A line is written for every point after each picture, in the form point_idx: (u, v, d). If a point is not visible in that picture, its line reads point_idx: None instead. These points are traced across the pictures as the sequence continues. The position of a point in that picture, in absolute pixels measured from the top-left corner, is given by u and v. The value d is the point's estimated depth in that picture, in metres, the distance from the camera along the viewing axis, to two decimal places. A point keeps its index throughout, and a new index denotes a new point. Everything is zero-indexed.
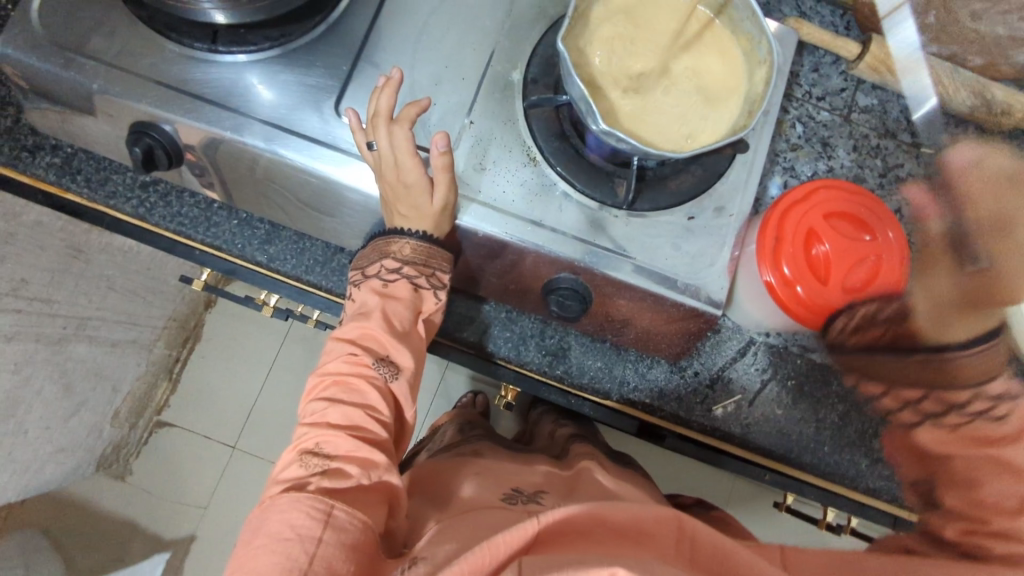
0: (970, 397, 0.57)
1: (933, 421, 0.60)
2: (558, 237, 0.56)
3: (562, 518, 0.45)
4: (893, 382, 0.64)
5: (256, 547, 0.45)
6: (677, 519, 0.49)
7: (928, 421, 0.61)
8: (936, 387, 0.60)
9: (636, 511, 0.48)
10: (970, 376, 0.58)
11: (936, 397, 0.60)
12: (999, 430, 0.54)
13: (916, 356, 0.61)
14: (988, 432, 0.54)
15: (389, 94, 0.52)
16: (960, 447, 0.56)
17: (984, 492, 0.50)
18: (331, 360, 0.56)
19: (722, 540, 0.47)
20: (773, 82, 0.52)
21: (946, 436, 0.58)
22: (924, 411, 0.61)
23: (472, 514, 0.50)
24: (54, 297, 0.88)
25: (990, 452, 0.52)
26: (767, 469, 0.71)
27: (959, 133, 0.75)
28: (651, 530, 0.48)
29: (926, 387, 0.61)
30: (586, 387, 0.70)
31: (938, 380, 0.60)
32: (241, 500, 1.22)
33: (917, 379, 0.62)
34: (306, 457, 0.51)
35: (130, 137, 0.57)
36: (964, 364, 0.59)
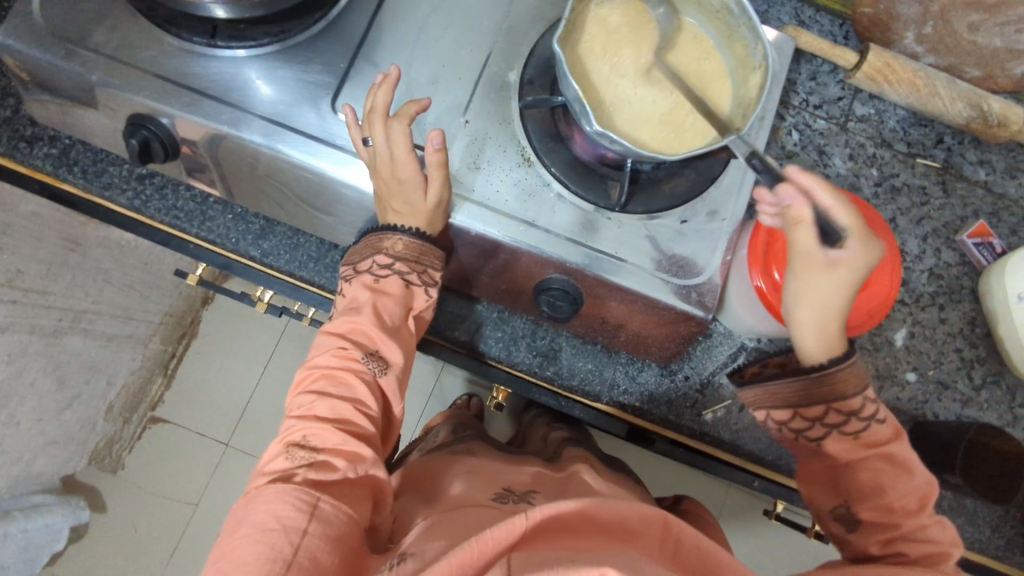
0: (854, 408, 0.54)
1: (840, 431, 0.55)
2: (550, 237, 0.56)
3: (551, 514, 0.45)
4: (790, 402, 0.56)
5: (240, 537, 0.45)
6: (663, 518, 0.49)
7: (834, 433, 0.55)
8: (832, 403, 0.54)
9: (622, 509, 0.48)
10: (848, 388, 0.54)
11: (836, 409, 0.55)
12: (878, 433, 0.56)
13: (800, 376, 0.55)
14: (874, 433, 0.56)
15: (386, 91, 0.53)
16: (858, 454, 0.55)
17: (892, 498, 0.54)
18: (320, 354, 0.56)
19: (704, 540, 0.47)
20: (767, 87, 0.52)
21: (858, 448, 0.55)
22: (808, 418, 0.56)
23: (459, 512, 0.51)
24: (50, 288, 0.89)
25: (887, 451, 0.55)
26: (756, 476, 0.71)
27: (955, 144, 0.75)
28: (638, 530, 0.47)
29: (824, 404, 0.55)
30: (577, 389, 0.70)
31: (819, 400, 0.55)
32: (231, 497, 1.22)
33: (811, 399, 0.55)
34: (293, 450, 0.51)
35: (127, 129, 0.58)
36: (842, 379, 0.54)
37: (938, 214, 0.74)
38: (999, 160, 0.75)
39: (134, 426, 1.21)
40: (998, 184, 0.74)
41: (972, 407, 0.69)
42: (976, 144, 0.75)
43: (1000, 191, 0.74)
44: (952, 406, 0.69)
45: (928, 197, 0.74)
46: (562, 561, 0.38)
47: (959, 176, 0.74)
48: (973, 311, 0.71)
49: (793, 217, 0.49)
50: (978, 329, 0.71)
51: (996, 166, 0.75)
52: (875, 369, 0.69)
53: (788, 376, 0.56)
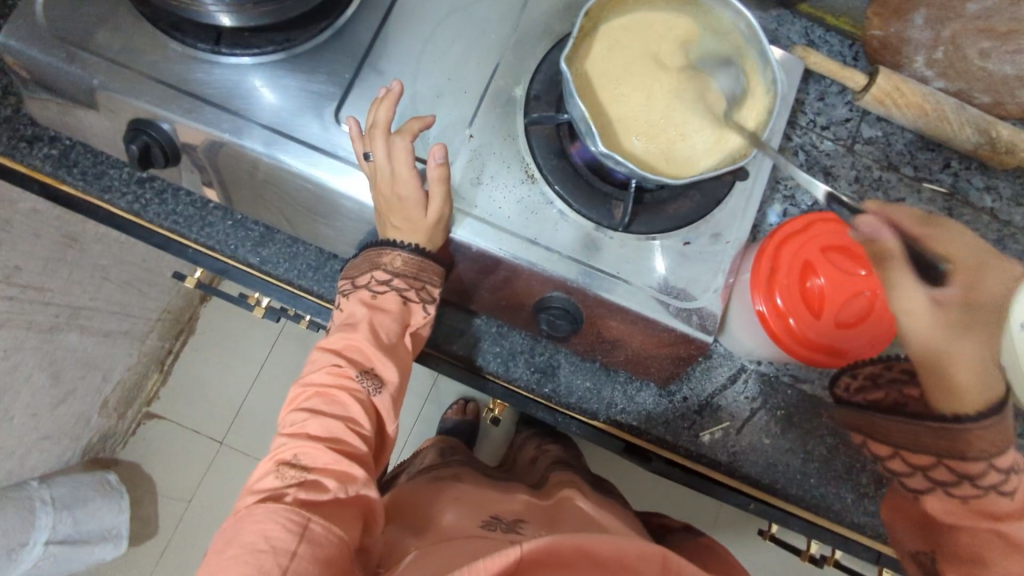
0: (984, 467, 0.50)
1: (946, 490, 0.53)
2: (553, 256, 0.56)
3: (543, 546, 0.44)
4: (899, 445, 0.59)
5: (227, 558, 0.44)
6: (662, 556, 0.47)
7: (938, 489, 0.54)
8: (944, 456, 0.53)
9: (620, 545, 0.46)
10: (978, 449, 0.51)
11: (947, 466, 0.53)
12: (1004, 504, 0.49)
13: (931, 423, 0.54)
14: (997, 506, 0.49)
15: (388, 107, 0.52)
16: (959, 518, 0.52)
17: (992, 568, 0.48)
18: (315, 370, 0.55)
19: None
20: (776, 110, 0.53)
21: (962, 512, 0.51)
22: (913, 463, 0.57)
23: (448, 544, 0.50)
24: (47, 284, 0.88)
25: (1002, 530, 0.48)
26: (752, 498, 0.69)
27: (962, 169, 0.75)
28: (634, 567, 0.46)
29: (936, 455, 0.54)
30: (574, 407, 0.69)
31: (948, 450, 0.53)
32: (224, 495, 1.22)
33: (919, 446, 0.56)
34: (283, 468, 0.50)
35: (128, 133, 0.57)
36: (977, 435, 0.51)
37: None
38: (1006, 187, 0.74)
39: (129, 421, 1.19)
40: (1004, 212, 0.74)
41: None
42: (982, 169, 0.75)
43: (1006, 219, 0.74)
44: None
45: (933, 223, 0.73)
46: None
47: (965, 202, 0.74)
48: None
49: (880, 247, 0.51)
50: None
51: (1003, 192, 0.74)
52: None
53: (919, 420, 0.56)
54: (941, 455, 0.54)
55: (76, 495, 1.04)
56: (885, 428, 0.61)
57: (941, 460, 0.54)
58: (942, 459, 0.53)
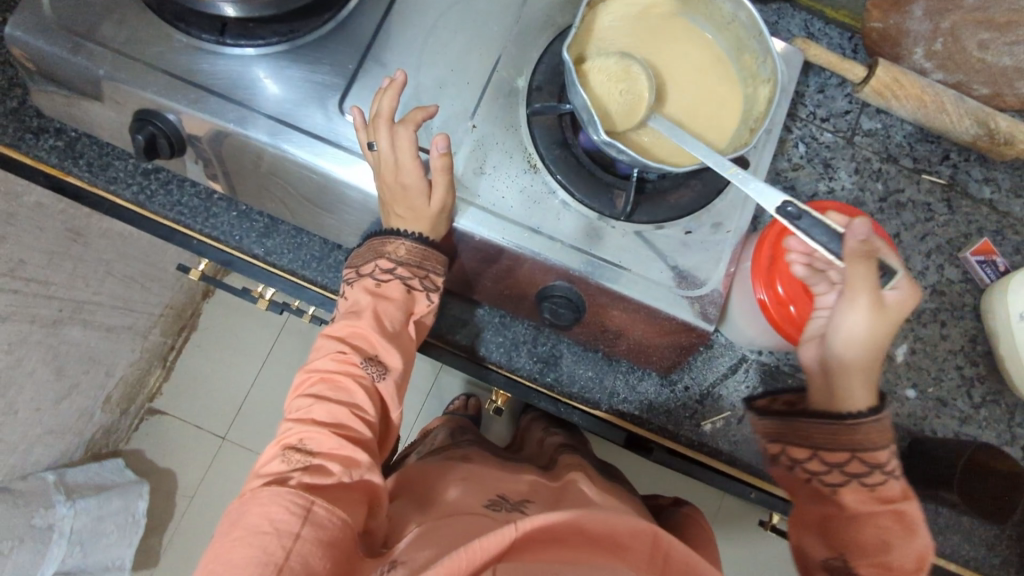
0: (888, 456, 0.55)
1: (859, 483, 0.55)
2: (555, 244, 0.56)
3: (539, 526, 0.44)
4: (815, 445, 0.57)
5: (232, 540, 0.45)
6: (654, 534, 0.47)
7: (853, 482, 0.55)
8: (857, 451, 0.55)
9: (613, 520, 0.47)
10: (873, 440, 0.55)
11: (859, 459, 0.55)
12: (893, 488, 0.55)
13: (846, 419, 0.55)
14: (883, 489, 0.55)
15: (391, 96, 0.53)
16: (871, 506, 0.54)
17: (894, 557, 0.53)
18: (320, 357, 0.56)
19: (693, 557, 0.47)
20: (775, 100, 0.52)
21: (872, 501, 0.55)
22: (828, 461, 0.56)
23: (451, 522, 0.50)
24: (51, 278, 0.88)
25: (898, 510, 0.54)
26: (753, 487, 0.71)
27: (961, 161, 0.75)
28: (625, 544, 0.47)
29: (850, 451, 0.55)
30: (576, 397, 0.70)
31: (850, 444, 0.55)
32: (226, 491, 1.23)
33: (836, 444, 0.56)
34: (289, 452, 0.51)
35: (134, 124, 0.58)
36: (873, 428, 0.54)
37: (942, 231, 0.73)
38: (1005, 178, 0.75)
39: (131, 417, 1.21)
40: (1003, 203, 0.74)
41: (970, 424, 0.69)
42: (981, 161, 0.75)
43: (1004, 210, 0.74)
44: (950, 423, 0.69)
45: (933, 214, 0.74)
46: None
47: (964, 193, 0.74)
48: (975, 329, 0.71)
49: (860, 250, 0.49)
50: (979, 346, 0.71)
51: (1001, 184, 0.75)
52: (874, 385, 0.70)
53: (820, 417, 0.57)
54: (853, 450, 0.55)
55: (94, 528, 1.05)
56: (801, 430, 0.58)
57: (854, 455, 0.55)
58: (857, 453, 0.55)
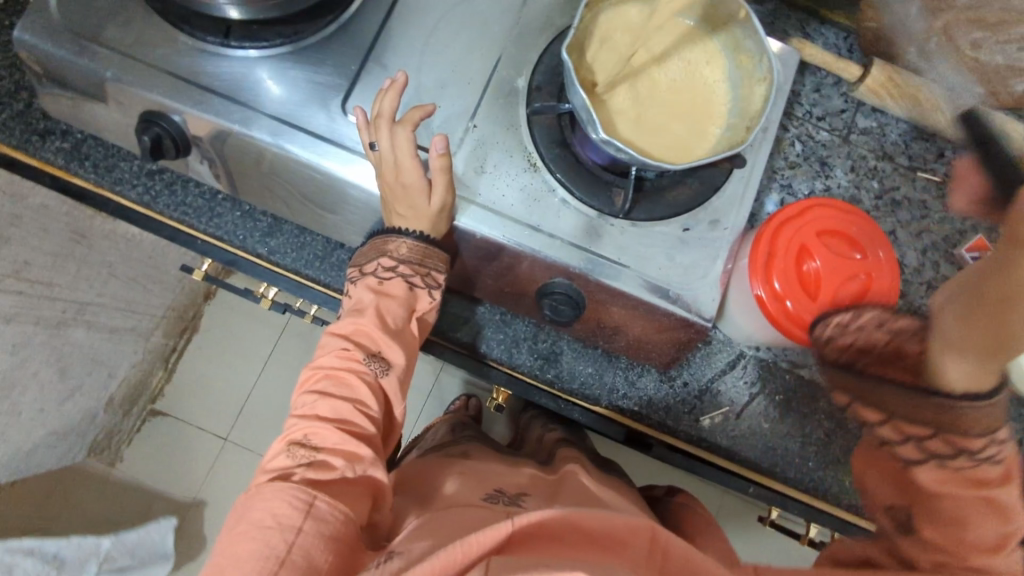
0: (984, 444, 0.52)
1: (938, 462, 0.53)
2: (555, 242, 0.57)
3: (532, 520, 0.45)
4: (891, 411, 0.57)
5: (238, 534, 0.46)
6: (652, 532, 0.49)
7: (930, 460, 0.54)
8: (943, 430, 0.53)
9: (611, 519, 0.48)
10: (970, 428, 0.52)
11: (944, 438, 0.53)
12: (989, 472, 0.52)
13: (931, 398, 0.53)
14: (975, 473, 0.52)
15: (392, 97, 0.53)
16: (952, 488, 0.53)
17: (969, 532, 0.51)
18: (324, 354, 0.57)
19: (692, 553, 0.48)
20: (770, 97, 0.53)
21: (954, 481, 0.53)
22: (906, 431, 0.56)
23: (449, 514, 0.51)
24: (56, 280, 0.89)
25: (987, 496, 0.52)
26: (752, 483, 0.71)
27: (956, 159, 0.76)
28: (626, 540, 0.48)
29: (936, 431, 0.53)
30: (576, 393, 0.71)
31: (933, 422, 0.54)
32: (229, 492, 1.23)
33: (916, 417, 0.55)
34: (293, 447, 0.52)
35: (139, 125, 0.59)
36: (970, 415, 0.51)
37: (937, 228, 0.74)
38: None
39: (134, 419, 1.21)
40: None
41: None
42: None
43: None
44: None
45: (928, 211, 0.75)
46: (545, 566, 0.39)
47: None
48: None
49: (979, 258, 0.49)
50: None
51: None
52: None
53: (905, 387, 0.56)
54: (940, 429, 0.53)
55: None
56: (880, 397, 0.58)
57: (939, 433, 0.53)
58: (941, 432, 0.53)
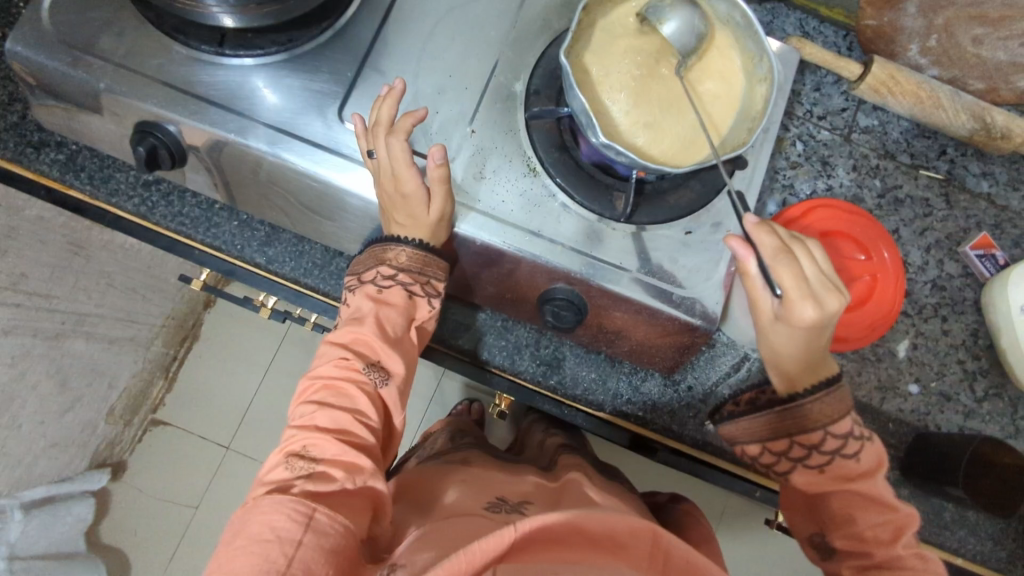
0: (822, 436, 0.53)
1: (806, 465, 0.54)
2: (556, 247, 0.57)
3: (538, 526, 0.44)
4: (758, 434, 0.56)
5: (235, 548, 0.45)
6: (653, 532, 0.47)
7: (800, 465, 0.55)
8: (796, 435, 0.54)
9: (611, 521, 0.47)
10: (817, 420, 0.53)
11: (798, 442, 0.54)
12: (852, 466, 0.54)
13: (777, 405, 0.54)
14: (847, 467, 0.54)
15: (390, 104, 0.53)
16: (826, 487, 0.54)
17: (864, 530, 0.53)
18: (323, 364, 0.56)
19: (695, 556, 0.47)
20: (775, 98, 0.53)
21: (825, 480, 0.54)
22: (773, 451, 0.55)
23: (451, 523, 0.50)
24: (53, 291, 0.89)
25: (856, 486, 0.54)
26: (758, 486, 0.71)
27: (959, 156, 0.75)
28: (624, 543, 0.46)
29: (788, 438, 0.54)
30: (579, 398, 0.70)
31: (774, 433, 0.55)
32: (231, 501, 1.22)
33: (779, 428, 0.54)
34: (292, 460, 0.51)
35: (134, 136, 0.58)
36: (815, 407, 0.53)
37: (941, 226, 0.74)
38: (1002, 172, 0.75)
39: (135, 428, 1.19)
40: (1001, 197, 0.75)
41: (973, 419, 0.69)
42: (979, 156, 0.75)
43: (1003, 204, 0.74)
44: (954, 418, 0.69)
45: (931, 209, 0.74)
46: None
47: (962, 188, 0.75)
48: (976, 323, 0.72)
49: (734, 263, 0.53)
50: (980, 340, 0.71)
51: (999, 178, 0.75)
52: (877, 381, 0.70)
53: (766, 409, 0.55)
54: (790, 435, 0.54)
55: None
56: (803, 416, 0.54)
57: (792, 440, 0.54)
58: (794, 438, 0.54)
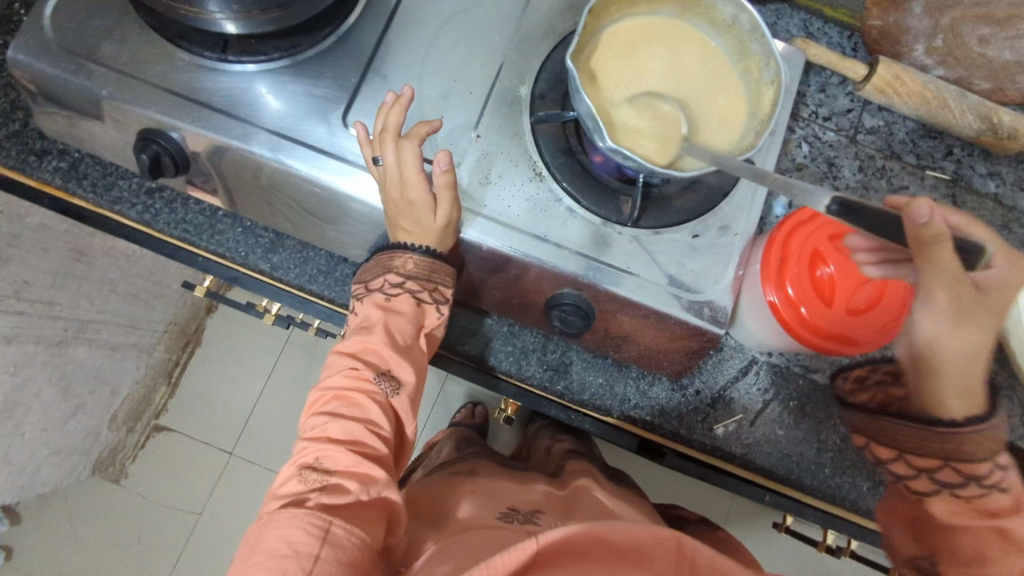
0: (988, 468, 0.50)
1: (952, 493, 0.51)
2: (562, 252, 0.56)
3: (563, 536, 0.44)
4: (902, 447, 0.54)
5: (252, 564, 0.45)
6: (677, 540, 0.47)
7: (943, 492, 0.52)
8: (953, 460, 0.51)
9: (633, 529, 0.47)
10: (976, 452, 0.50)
11: (954, 467, 0.51)
12: (999, 502, 0.50)
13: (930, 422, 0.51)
14: (990, 502, 0.50)
15: (398, 111, 0.53)
16: (967, 521, 0.51)
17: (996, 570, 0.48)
18: (333, 374, 0.56)
19: (719, 559, 0.46)
20: (779, 101, 0.52)
21: (965, 512, 0.51)
22: (916, 466, 0.53)
23: (468, 534, 0.50)
24: (56, 299, 0.88)
25: (1000, 525, 0.49)
26: (768, 491, 0.71)
27: (965, 156, 0.75)
28: (649, 553, 0.46)
29: (943, 459, 0.51)
30: (587, 403, 0.70)
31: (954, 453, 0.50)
32: (234, 508, 1.21)
33: (926, 449, 0.52)
34: (305, 472, 0.51)
35: (138, 143, 0.57)
36: (978, 438, 0.49)
37: None
38: (1009, 172, 0.74)
39: (137, 435, 1.19)
40: (1009, 197, 0.74)
41: None
42: (985, 156, 0.75)
43: (1010, 204, 0.74)
44: None
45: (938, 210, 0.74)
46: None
47: (969, 188, 0.74)
48: None
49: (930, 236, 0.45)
50: None
51: (1006, 177, 0.74)
52: None
53: (910, 417, 0.53)
54: (946, 460, 0.51)
55: None
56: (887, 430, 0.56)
57: (947, 464, 0.51)
58: (949, 463, 0.51)
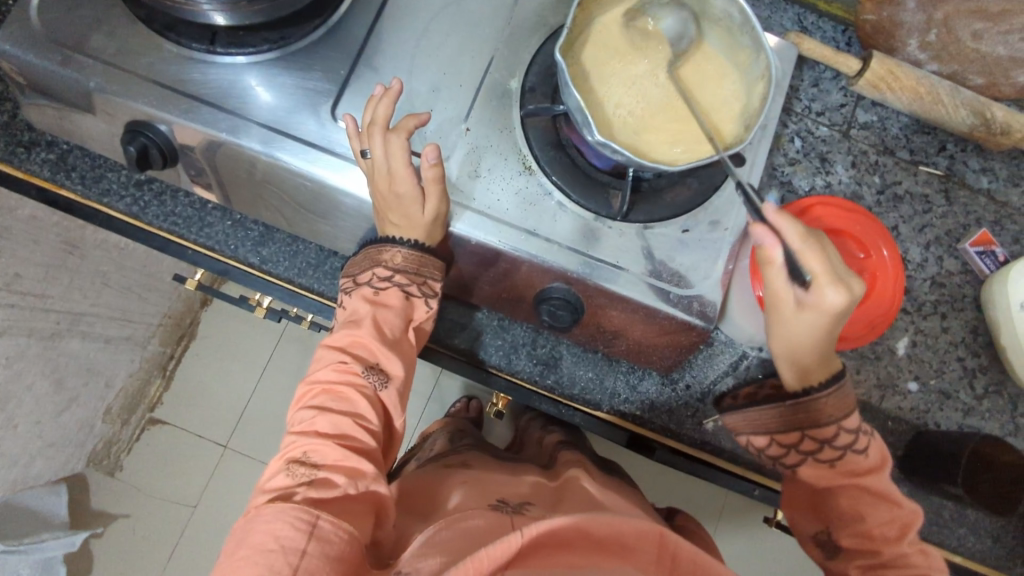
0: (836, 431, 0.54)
1: (816, 459, 0.55)
2: (553, 246, 0.56)
3: (547, 531, 0.44)
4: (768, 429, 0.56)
5: (238, 559, 0.45)
6: (660, 535, 0.47)
7: (810, 459, 0.55)
8: (808, 430, 0.55)
9: (617, 524, 0.47)
10: (831, 412, 0.54)
11: (810, 437, 0.55)
12: (860, 461, 0.55)
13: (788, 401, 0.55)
14: (855, 464, 0.55)
15: (386, 104, 0.52)
16: (839, 480, 0.55)
17: (870, 527, 0.54)
18: (321, 368, 0.56)
19: (702, 556, 0.46)
20: (772, 96, 0.52)
21: (835, 475, 0.55)
22: (783, 444, 0.56)
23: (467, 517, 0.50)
24: (48, 291, 0.88)
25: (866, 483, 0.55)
26: (756, 485, 0.71)
27: (958, 151, 0.75)
28: (634, 547, 0.46)
29: (799, 432, 0.55)
30: (577, 398, 0.70)
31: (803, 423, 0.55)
32: (228, 500, 1.21)
33: (787, 425, 0.55)
34: (293, 466, 0.51)
35: (125, 136, 0.57)
36: (829, 402, 0.54)
37: (941, 222, 0.73)
38: (1002, 168, 0.74)
39: (131, 428, 1.19)
40: (1001, 192, 0.74)
41: (973, 416, 0.69)
42: (978, 152, 0.75)
43: (1003, 200, 0.74)
44: (954, 415, 0.69)
45: (931, 205, 0.73)
46: None
47: (961, 184, 0.74)
48: (975, 320, 0.71)
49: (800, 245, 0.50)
50: (980, 337, 0.71)
51: (999, 173, 0.74)
52: (876, 378, 0.69)
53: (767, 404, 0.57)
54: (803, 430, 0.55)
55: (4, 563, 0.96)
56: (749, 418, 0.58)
57: (805, 434, 0.55)
58: (806, 432, 0.55)
